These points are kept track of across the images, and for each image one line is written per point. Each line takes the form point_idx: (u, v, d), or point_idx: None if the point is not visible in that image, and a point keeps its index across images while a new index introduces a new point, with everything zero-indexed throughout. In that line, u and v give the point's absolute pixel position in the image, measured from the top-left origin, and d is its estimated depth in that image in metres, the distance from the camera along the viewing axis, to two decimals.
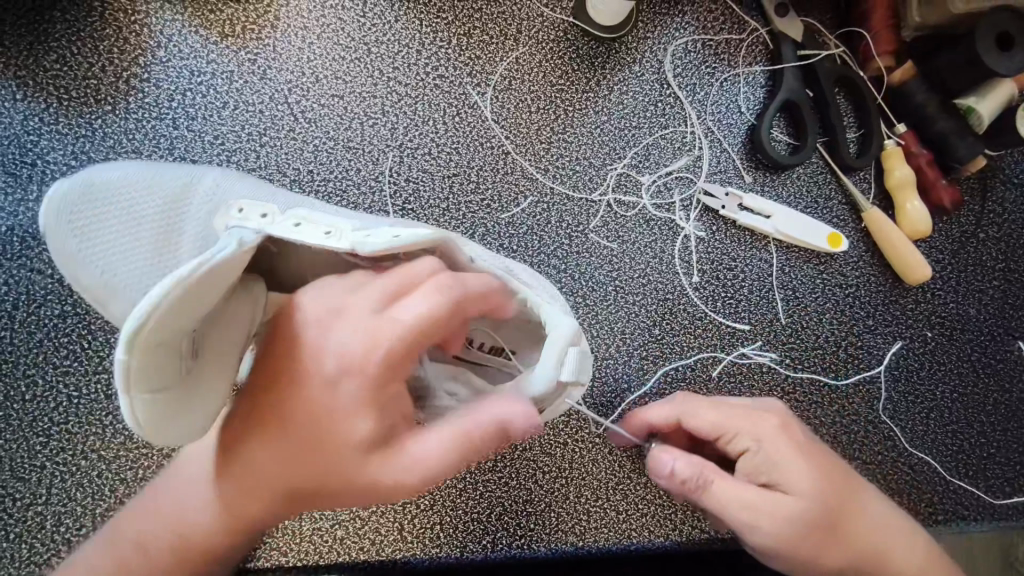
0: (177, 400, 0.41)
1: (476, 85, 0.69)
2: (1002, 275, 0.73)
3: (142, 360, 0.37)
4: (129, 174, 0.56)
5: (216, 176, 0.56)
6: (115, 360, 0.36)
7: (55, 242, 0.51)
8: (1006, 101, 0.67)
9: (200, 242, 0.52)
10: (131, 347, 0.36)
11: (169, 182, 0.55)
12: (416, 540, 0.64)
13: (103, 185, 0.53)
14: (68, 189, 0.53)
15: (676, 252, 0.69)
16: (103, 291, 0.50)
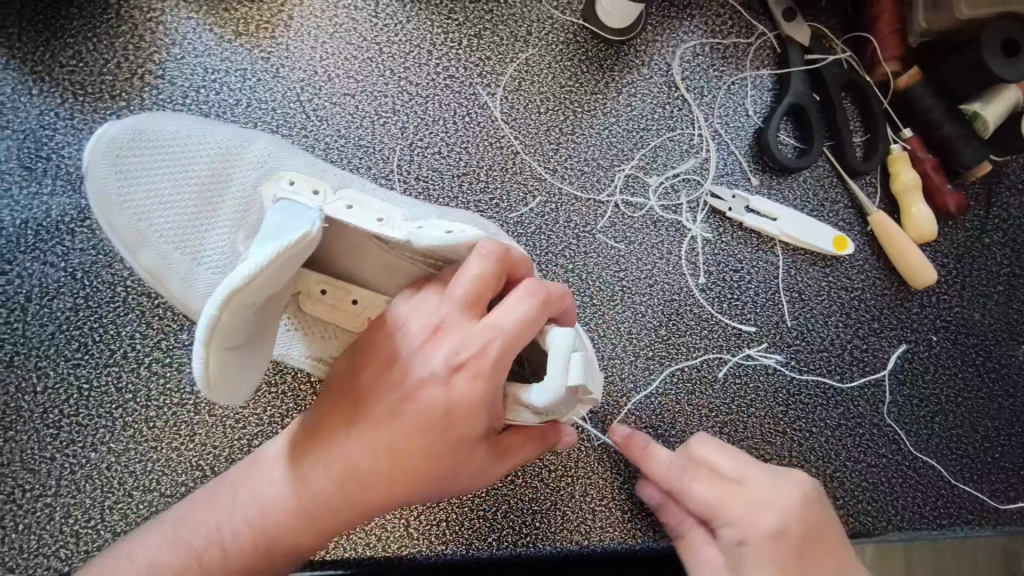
0: (240, 355, 0.42)
1: (486, 86, 0.70)
2: (1007, 280, 0.73)
3: (229, 320, 0.38)
4: (182, 122, 0.56)
5: (266, 144, 0.57)
6: (206, 314, 0.37)
7: (97, 178, 0.52)
8: (1012, 105, 0.68)
9: (237, 211, 0.53)
10: (223, 306, 0.37)
11: (219, 137, 0.56)
12: (422, 537, 0.64)
13: (153, 132, 0.54)
14: (119, 128, 0.54)
15: (682, 253, 0.70)
16: (138, 240, 0.52)
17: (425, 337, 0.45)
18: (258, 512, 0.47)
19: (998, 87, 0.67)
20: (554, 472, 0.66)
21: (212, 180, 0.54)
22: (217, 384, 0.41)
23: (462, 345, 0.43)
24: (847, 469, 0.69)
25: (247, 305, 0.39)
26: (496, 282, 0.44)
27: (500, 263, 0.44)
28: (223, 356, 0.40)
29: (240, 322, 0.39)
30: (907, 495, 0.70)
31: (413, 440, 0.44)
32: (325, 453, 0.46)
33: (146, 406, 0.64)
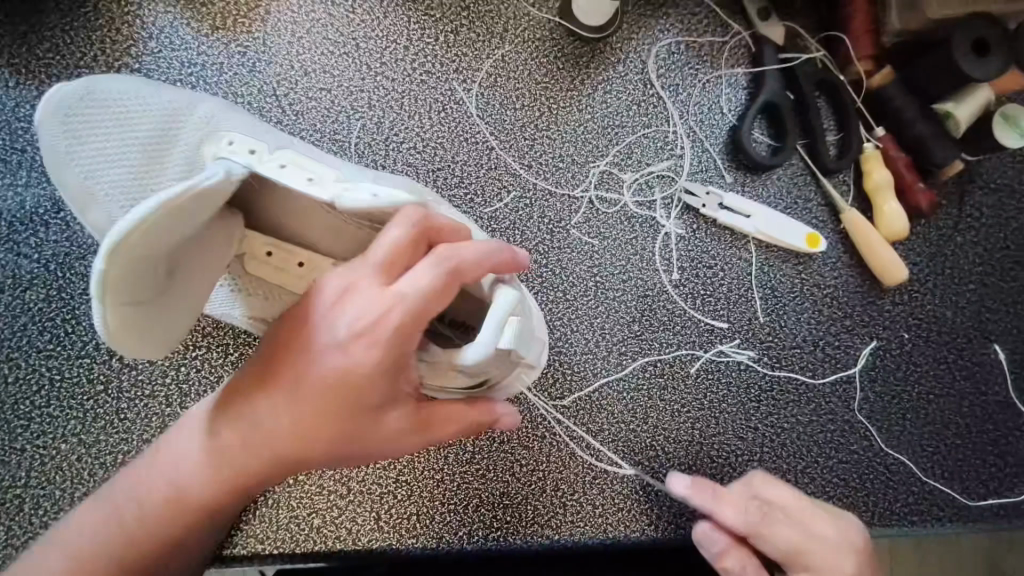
0: (154, 315, 0.43)
1: (462, 82, 0.70)
2: (979, 278, 0.74)
3: (120, 272, 0.39)
4: (134, 85, 0.57)
5: (208, 108, 0.58)
6: (93, 268, 0.38)
7: (47, 133, 0.54)
8: (982, 106, 0.69)
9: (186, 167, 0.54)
10: (111, 259, 0.38)
11: (170, 99, 0.57)
12: (393, 530, 0.65)
13: (96, 92, 0.55)
14: (59, 88, 0.55)
15: (656, 250, 0.70)
16: (84, 197, 0.53)
17: (331, 300, 0.43)
18: (172, 477, 0.48)
19: (970, 86, 0.68)
20: (525, 466, 0.67)
21: (159, 138, 0.55)
22: (121, 338, 0.42)
23: (360, 314, 0.41)
24: (818, 465, 0.70)
25: (141, 259, 0.40)
26: (409, 249, 0.42)
27: (412, 231, 0.42)
28: (124, 311, 0.41)
29: (142, 276, 0.40)
30: (877, 491, 0.70)
31: (309, 406, 0.43)
32: (231, 420, 0.46)
33: (118, 398, 0.64)
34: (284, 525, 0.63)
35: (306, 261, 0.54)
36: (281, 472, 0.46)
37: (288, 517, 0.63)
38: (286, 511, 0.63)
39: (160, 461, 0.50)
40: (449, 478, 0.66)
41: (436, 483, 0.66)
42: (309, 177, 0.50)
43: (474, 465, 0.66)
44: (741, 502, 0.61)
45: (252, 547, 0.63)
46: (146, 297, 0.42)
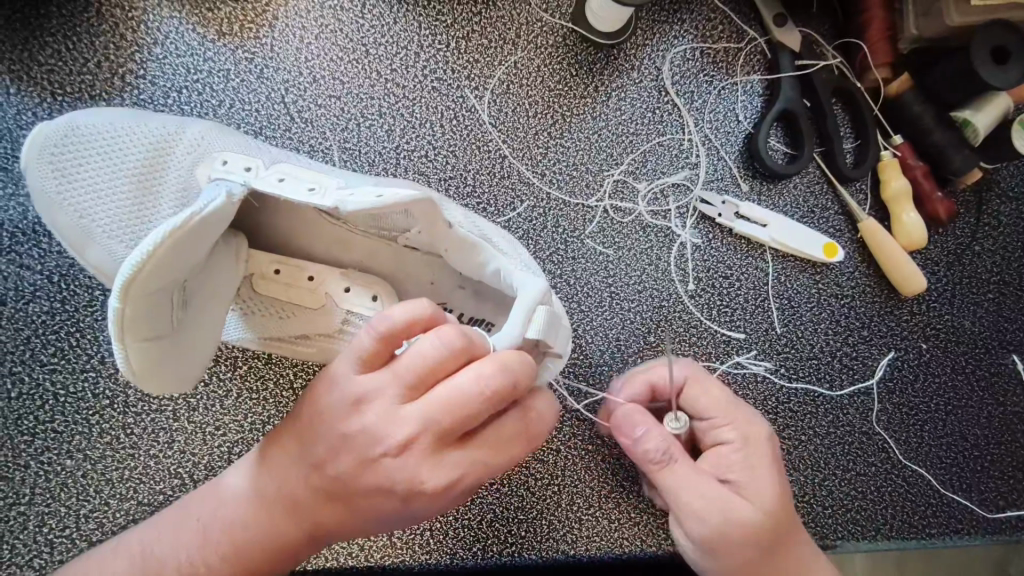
0: (171, 345, 0.45)
1: (474, 89, 0.69)
2: (996, 287, 0.73)
3: (134, 308, 0.40)
4: (116, 117, 0.57)
5: (199, 129, 0.58)
6: (109, 306, 0.40)
7: (35, 177, 0.54)
8: (1002, 112, 0.68)
9: (181, 195, 0.54)
10: (123, 296, 0.40)
11: (155, 128, 0.57)
12: (406, 547, 0.63)
13: (85, 129, 0.55)
14: (49, 129, 0.55)
15: (672, 259, 0.69)
16: (78, 236, 0.54)
17: (393, 451, 0.42)
18: (201, 544, 0.51)
19: (987, 95, 0.67)
20: (541, 479, 0.65)
21: (148, 166, 0.55)
22: (142, 374, 0.44)
23: (426, 475, 0.42)
24: (836, 478, 0.69)
25: (152, 290, 0.41)
26: (482, 412, 0.41)
27: (491, 395, 0.40)
28: (144, 347, 0.42)
29: (154, 308, 0.42)
30: (896, 504, 0.69)
31: (352, 524, 0.48)
32: (269, 508, 0.49)
33: (124, 412, 0.62)
34: None
35: (317, 275, 0.54)
36: (309, 547, 0.51)
37: None
38: None
39: (194, 530, 0.51)
40: None
41: None
42: (308, 186, 0.50)
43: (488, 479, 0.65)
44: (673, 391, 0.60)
45: None
46: (162, 329, 0.44)
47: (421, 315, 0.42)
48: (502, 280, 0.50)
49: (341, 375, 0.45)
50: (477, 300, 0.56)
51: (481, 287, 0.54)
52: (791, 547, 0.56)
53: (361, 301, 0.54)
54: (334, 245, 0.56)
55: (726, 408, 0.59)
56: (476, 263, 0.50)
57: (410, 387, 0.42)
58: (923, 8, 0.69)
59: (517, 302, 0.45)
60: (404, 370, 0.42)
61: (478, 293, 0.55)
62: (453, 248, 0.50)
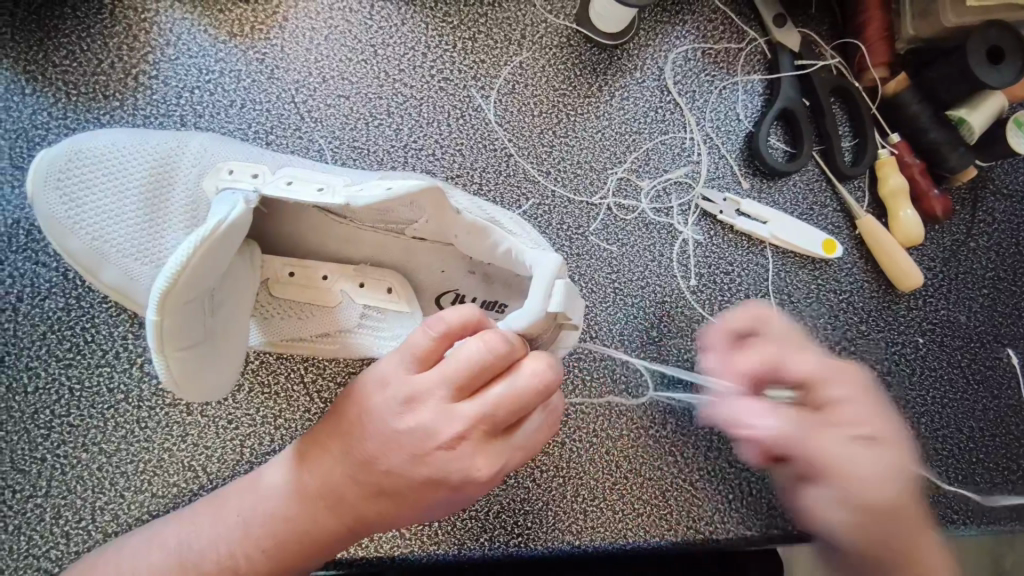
0: (203, 353, 0.46)
1: (480, 88, 0.70)
2: (991, 283, 0.75)
3: (170, 319, 0.42)
4: (118, 137, 0.58)
5: (200, 141, 0.59)
6: (146, 320, 0.41)
7: (41, 206, 0.56)
8: (994, 113, 0.69)
9: (186, 207, 0.56)
10: (161, 310, 0.41)
11: (155, 145, 0.58)
12: (414, 537, 0.65)
13: (88, 152, 0.57)
14: (54, 156, 0.56)
15: (674, 256, 0.70)
16: (87, 259, 0.55)
17: (447, 446, 0.45)
18: (240, 542, 0.53)
19: (981, 93, 0.68)
20: (547, 472, 0.67)
21: (152, 184, 0.56)
22: (182, 384, 0.45)
23: (479, 464, 0.45)
24: None
25: (185, 300, 0.42)
26: (531, 403, 0.44)
27: (539, 386, 0.44)
28: (182, 357, 0.44)
29: (188, 317, 0.44)
30: None
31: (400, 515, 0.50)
32: (314, 505, 0.52)
33: (139, 405, 0.63)
34: None
35: (330, 276, 0.57)
36: (353, 539, 0.53)
37: None
38: None
39: (229, 525, 0.54)
40: None
41: None
42: (318, 186, 0.51)
43: None
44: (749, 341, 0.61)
45: None
46: (195, 337, 0.45)
47: (472, 317, 0.46)
48: (515, 260, 0.51)
49: (398, 373, 0.47)
50: (488, 286, 0.57)
51: (492, 271, 0.56)
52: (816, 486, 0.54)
53: (374, 295, 0.56)
54: (343, 244, 0.57)
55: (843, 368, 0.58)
56: (489, 247, 0.51)
57: (459, 386, 0.44)
58: (920, 9, 0.70)
59: (534, 279, 0.46)
60: (452, 373, 0.44)
61: (488, 280, 0.57)
62: (467, 236, 0.51)
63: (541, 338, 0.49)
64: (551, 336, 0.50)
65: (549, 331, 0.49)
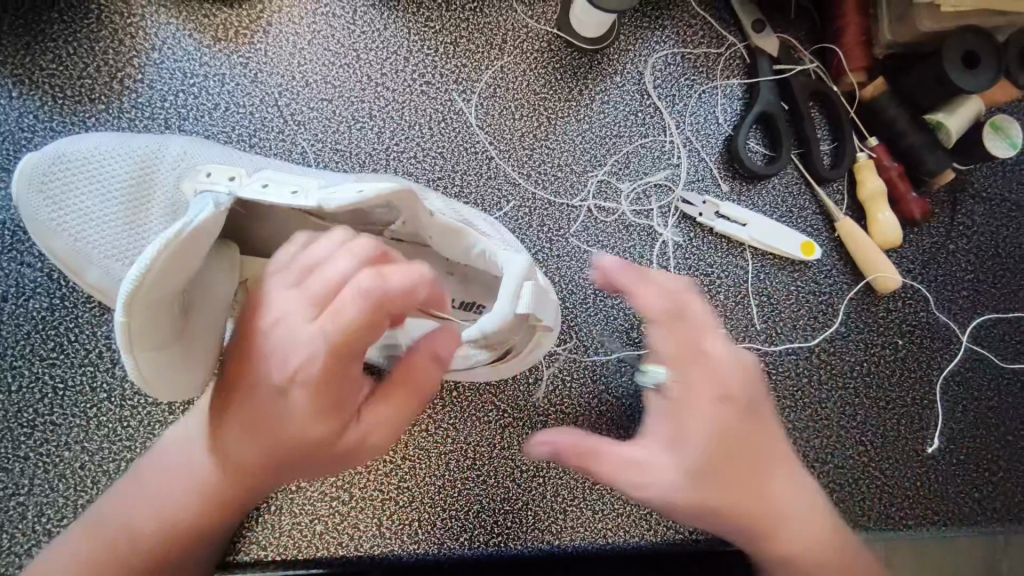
0: (175, 354, 0.47)
1: (462, 92, 0.71)
2: (971, 285, 0.75)
3: (137, 320, 0.43)
4: (102, 138, 0.59)
5: (182, 143, 0.60)
6: (115, 320, 0.42)
7: (28, 207, 0.56)
8: (972, 117, 0.70)
9: (168, 207, 0.56)
10: (128, 310, 0.42)
11: (136, 146, 0.58)
12: (394, 536, 0.65)
13: (70, 155, 0.58)
14: (40, 158, 0.57)
15: (654, 258, 0.71)
16: (72, 259, 0.56)
17: (292, 327, 0.45)
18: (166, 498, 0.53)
19: (957, 97, 0.69)
20: (526, 472, 0.67)
21: (133, 186, 0.57)
22: (151, 382, 0.46)
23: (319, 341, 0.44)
24: (814, 470, 0.71)
25: (156, 298, 0.43)
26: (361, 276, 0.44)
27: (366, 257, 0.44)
28: (151, 355, 0.45)
29: (158, 316, 0.44)
30: (873, 496, 0.71)
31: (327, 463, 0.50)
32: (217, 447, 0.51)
33: (121, 405, 0.64)
34: (287, 531, 0.64)
35: None
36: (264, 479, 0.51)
37: (291, 524, 0.64)
38: (288, 518, 0.64)
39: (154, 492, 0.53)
40: (449, 483, 0.66)
41: (437, 489, 0.66)
42: (293, 188, 0.51)
43: (475, 471, 0.67)
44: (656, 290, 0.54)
45: (254, 553, 0.63)
46: (169, 337, 0.46)
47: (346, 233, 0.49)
48: (489, 261, 0.51)
49: (261, 306, 0.47)
50: (464, 287, 0.57)
51: (469, 271, 0.56)
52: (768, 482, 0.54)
53: None
54: None
55: (684, 353, 0.53)
56: (463, 248, 0.52)
57: (307, 271, 0.46)
58: (897, 14, 0.71)
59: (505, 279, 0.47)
60: (300, 264, 0.47)
61: (464, 280, 0.57)
62: (441, 236, 0.52)
63: (512, 340, 0.50)
64: (525, 333, 0.51)
65: (522, 331, 0.50)
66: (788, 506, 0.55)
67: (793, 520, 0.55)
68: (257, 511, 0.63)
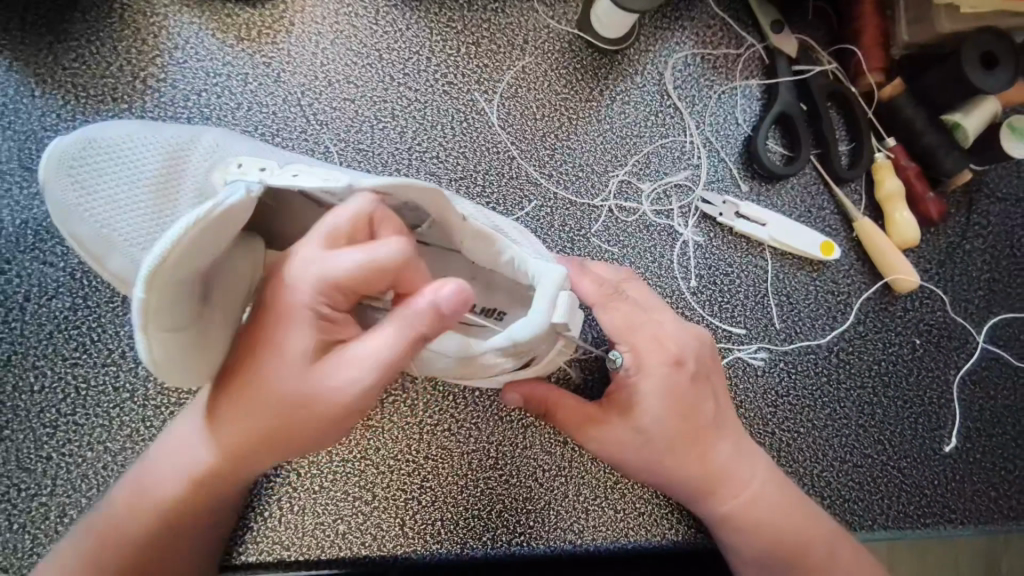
0: (189, 343, 0.45)
1: (484, 92, 0.71)
2: (987, 284, 0.76)
3: (158, 298, 0.41)
4: (133, 128, 0.59)
5: (214, 136, 0.60)
6: (133, 297, 0.40)
7: (53, 191, 0.56)
8: (989, 118, 0.71)
9: (197, 198, 0.56)
10: (148, 286, 0.40)
11: (169, 137, 0.59)
12: (417, 536, 0.65)
13: (101, 142, 0.58)
14: (68, 143, 0.57)
15: (675, 258, 0.71)
16: (96, 245, 0.55)
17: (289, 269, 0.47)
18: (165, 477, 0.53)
19: (976, 97, 0.70)
20: (548, 471, 0.67)
21: (166, 175, 0.57)
22: (163, 366, 0.44)
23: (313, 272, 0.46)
24: (833, 469, 0.71)
25: (178, 279, 0.41)
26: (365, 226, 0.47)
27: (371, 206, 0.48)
28: (166, 337, 0.43)
29: (178, 298, 0.42)
30: (891, 495, 0.71)
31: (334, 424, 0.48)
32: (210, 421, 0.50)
33: (144, 405, 0.64)
34: (310, 531, 0.63)
35: None
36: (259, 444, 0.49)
37: (314, 524, 0.64)
38: (311, 517, 0.64)
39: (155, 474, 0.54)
40: (472, 483, 0.66)
41: (460, 489, 0.66)
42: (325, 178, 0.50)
43: (497, 470, 0.67)
44: (600, 282, 0.60)
45: (277, 553, 0.63)
46: (185, 321, 0.44)
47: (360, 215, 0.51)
48: (516, 269, 0.52)
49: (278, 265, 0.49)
50: (487, 292, 0.57)
51: (494, 277, 0.56)
52: (713, 443, 0.61)
53: None
54: None
55: (628, 333, 0.59)
56: (492, 253, 0.52)
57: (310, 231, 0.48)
58: (915, 15, 0.72)
59: (539, 292, 0.48)
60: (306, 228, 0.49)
61: (488, 284, 0.56)
62: (471, 240, 0.52)
63: (537, 350, 0.50)
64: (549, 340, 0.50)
65: (547, 341, 0.50)
66: (734, 463, 0.61)
67: (738, 480, 0.61)
68: (280, 511, 0.63)
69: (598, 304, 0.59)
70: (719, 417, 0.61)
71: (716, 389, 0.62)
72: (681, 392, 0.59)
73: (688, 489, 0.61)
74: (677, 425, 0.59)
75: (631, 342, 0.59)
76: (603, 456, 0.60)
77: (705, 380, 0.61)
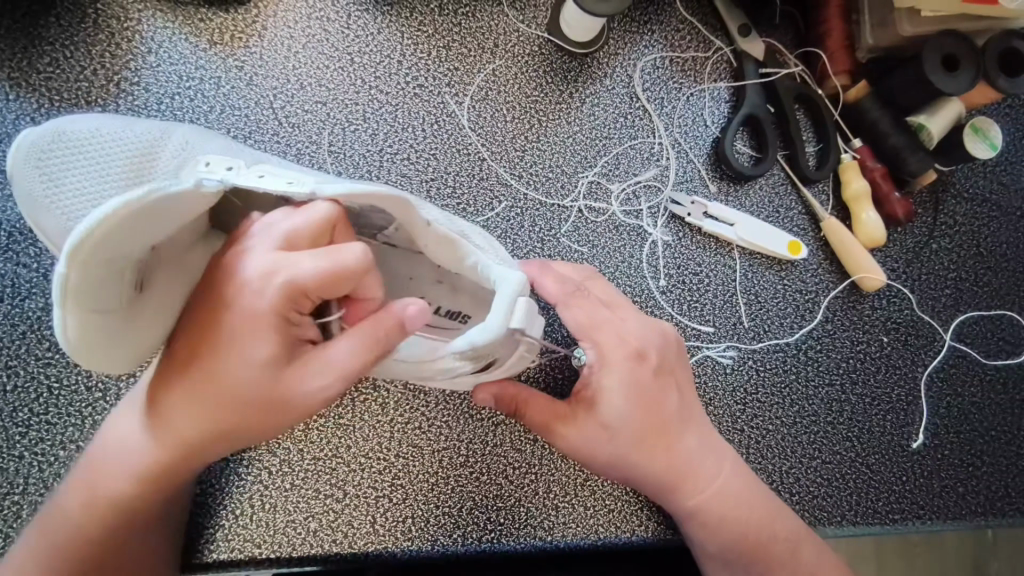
0: (111, 324, 0.43)
1: (454, 95, 0.72)
2: (954, 283, 0.77)
3: (81, 276, 0.39)
4: (102, 122, 0.55)
5: (186, 133, 0.56)
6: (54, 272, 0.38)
7: (19, 185, 0.52)
8: (953, 118, 0.72)
9: None
10: (70, 262, 0.38)
11: (139, 128, 0.54)
12: (388, 534, 0.66)
13: (65, 134, 0.53)
14: (33, 136, 0.53)
15: (644, 257, 0.72)
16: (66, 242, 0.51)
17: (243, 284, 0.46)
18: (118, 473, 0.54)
19: (940, 100, 0.71)
20: (519, 468, 0.68)
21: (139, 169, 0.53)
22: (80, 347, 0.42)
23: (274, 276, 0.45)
24: (802, 466, 0.72)
25: (102, 259, 0.40)
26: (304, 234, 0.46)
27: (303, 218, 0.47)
28: (84, 318, 0.41)
29: (101, 280, 0.41)
30: (860, 491, 0.72)
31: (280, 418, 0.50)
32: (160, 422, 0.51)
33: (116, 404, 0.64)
34: (281, 528, 0.64)
35: None
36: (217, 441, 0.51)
37: (285, 522, 0.64)
38: (282, 515, 0.64)
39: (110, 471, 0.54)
40: (442, 481, 0.67)
41: (430, 486, 0.67)
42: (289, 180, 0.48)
43: (467, 468, 0.68)
44: (562, 280, 0.62)
45: (248, 551, 0.63)
46: (106, 303, 0.42)
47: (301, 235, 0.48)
48: (481, 274, 0.52)
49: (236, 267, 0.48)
50: (452, 293, 0.57)
51: (459, 279, 0.56)
52: (677, 439, 0.61)
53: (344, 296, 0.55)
54: None
55: (592, 330, 0.60)
56: (456, 257, 0.51)
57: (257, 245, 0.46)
58: (879, 19, 0.73)
59: (498, 297, 0.47)
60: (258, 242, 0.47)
61: (454, 285, 0.57)
62: (437, 243, 0.51)
63: (497, 351, 0.50)
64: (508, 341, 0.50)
65: (507, 344, 0.50)
66: (699, 458, 0.62)
67: (705, 476, 0.62)
68: (251, 508, 0.64)
69: (560, 303, 0.61)
70: (683, 411, 0.62)
71: (681, 384, 0.63)
72: (644, 388, 0.60)
73: (657, 486, 0.62)
74: (643, 421, 0.60)
75: (594, 338, 0.60)
76: (573, 454, 0.60)
77: (668, 375, 0.62)
